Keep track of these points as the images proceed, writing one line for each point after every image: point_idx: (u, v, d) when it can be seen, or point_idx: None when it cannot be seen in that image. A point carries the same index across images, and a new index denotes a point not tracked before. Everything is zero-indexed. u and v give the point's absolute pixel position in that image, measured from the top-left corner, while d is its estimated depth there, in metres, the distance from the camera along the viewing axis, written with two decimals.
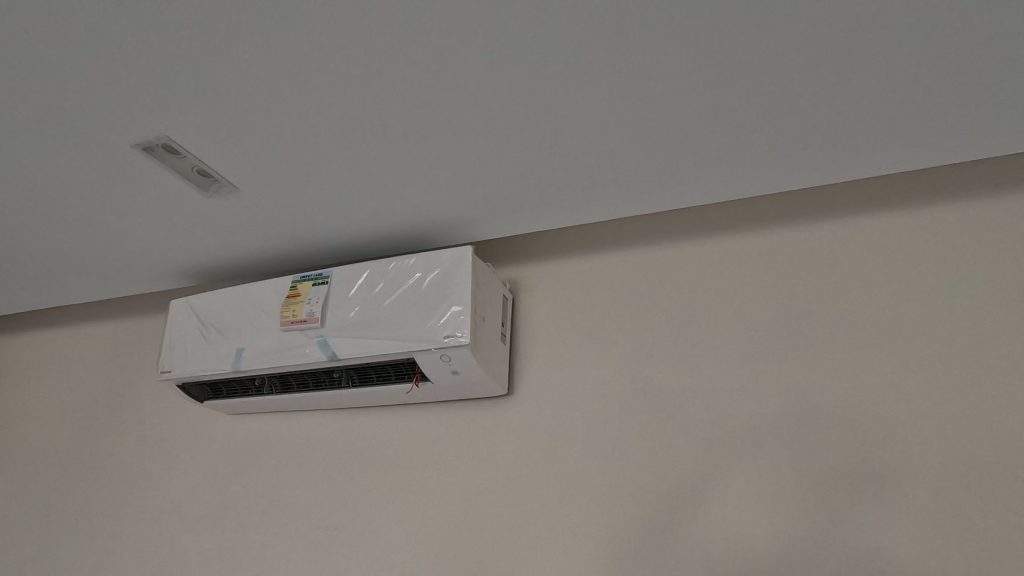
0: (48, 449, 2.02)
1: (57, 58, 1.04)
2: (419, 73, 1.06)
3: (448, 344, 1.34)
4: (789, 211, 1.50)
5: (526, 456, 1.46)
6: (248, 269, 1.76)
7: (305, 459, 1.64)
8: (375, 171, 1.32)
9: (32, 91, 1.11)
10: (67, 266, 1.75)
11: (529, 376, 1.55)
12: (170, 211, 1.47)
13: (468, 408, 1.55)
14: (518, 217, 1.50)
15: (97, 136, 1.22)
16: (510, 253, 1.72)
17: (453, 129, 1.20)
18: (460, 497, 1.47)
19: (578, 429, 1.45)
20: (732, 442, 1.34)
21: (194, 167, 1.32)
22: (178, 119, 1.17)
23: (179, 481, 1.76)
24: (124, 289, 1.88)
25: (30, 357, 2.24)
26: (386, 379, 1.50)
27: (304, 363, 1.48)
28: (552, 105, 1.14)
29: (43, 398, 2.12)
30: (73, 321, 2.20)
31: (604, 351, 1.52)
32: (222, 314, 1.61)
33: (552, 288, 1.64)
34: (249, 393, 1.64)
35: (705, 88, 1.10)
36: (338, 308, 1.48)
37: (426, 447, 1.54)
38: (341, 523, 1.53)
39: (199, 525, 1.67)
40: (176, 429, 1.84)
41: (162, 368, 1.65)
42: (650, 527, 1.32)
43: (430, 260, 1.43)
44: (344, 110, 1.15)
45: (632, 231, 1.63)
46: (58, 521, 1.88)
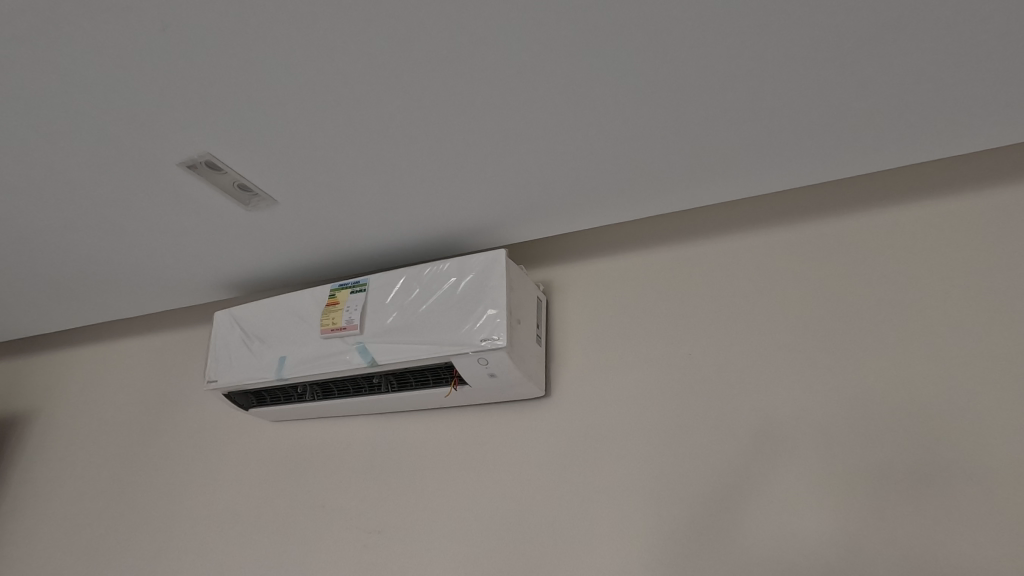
0: (103, 458, 2.10)
1: (109, 83, 1.09)
2: (449, 79, 1.08)
3: (485, 347, 1.35)
4: (824, 203, 1.48)
5: (565, 457, 1.46)
6: (287, 279, 1.81)
7: (348, 464, 1.67)
8: (409, 179, 1.35)
9: (83, 115, 1.17)
10: (116, 282, 1.82)
11: (566, 377, 1.55)
12: (212, 225, 1.52)
13: (506, 411, 1.56)
14: (550, 219, 1.50)
15: (144, 155, 1.27)
16: (542, 255, 1.73)
17: (485, 134, 1.21)
18: (501, 499, 1.48)
19: (617, 429, 1.45)
20: (777, 439, 1.31)
21: (235, 182, 1.36)
22: (220, 136, 1.21)
23: (227, 488, 1.82)
24: (170, 302, 1.95)
25: (83, 369, 2.34)
26: (425, 383, 1.51)
27: (344, 370, 1.51)
28: (583, 106, 1.14)
29: (97, 408, 2.22)
30: (123, 335, 2.30)
31: (641, 350, 1.51)
32: (264, 323, 1.66)
33: (585, 289, 1.64)
34: (291, 400, 1.68)
35: (737, 82, 1.08)
36: (375, 315, 1.51)
37: (465, 450, 1.56)
38: (383, 526, 1.55)
39: (247, 530, 1.72)
40: (223, 436, 1.90)
41: (209, 378, 1.70)
42: (694, 526, 1.30)
43: (464, 265, 1.44)
44: (378, 120, 1.17)
45: (664, 228, 1.62)
46: (114, 528, 1.95)
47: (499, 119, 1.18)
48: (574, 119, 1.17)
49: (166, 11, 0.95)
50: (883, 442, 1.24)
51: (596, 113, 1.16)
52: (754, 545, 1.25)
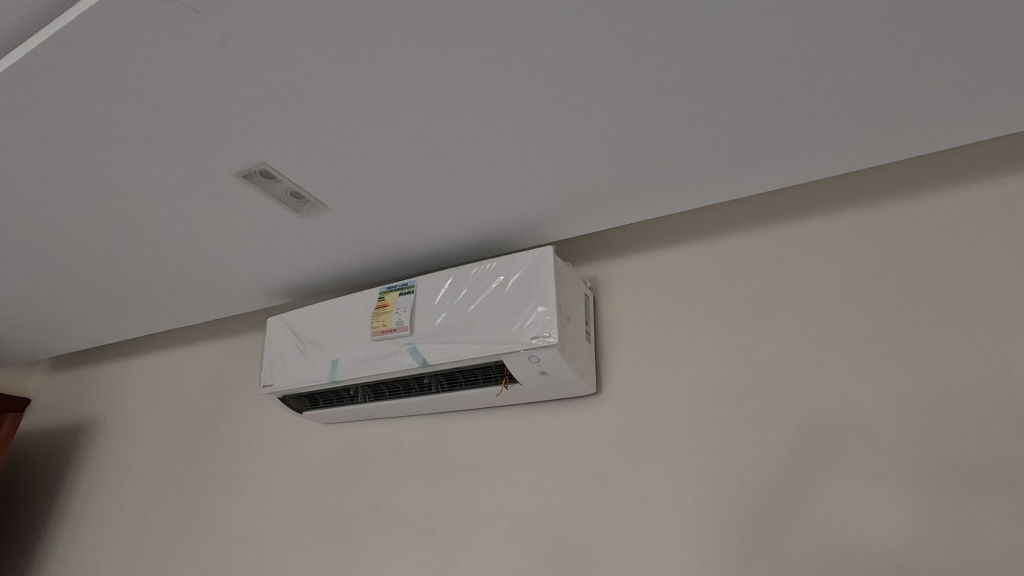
0: (165, 461, 2.19)
1: (171, 98, 1.13)
2: (496, 77, 1.08)
3: (537, 345, 1.34)
4: (883, 187, 1.42)
5: (617, 455, 1.44)
6: (337, 284, 1.85)
7: (400, 464, 1.70)
8: (456, 180, 1.36)
9: (146, 130, 1.21)
10: (175, 291, 1.89)
11: (616, 374, 1.53)
12: (266, 233, 1.56)
13: (556, 408, 1.56)
14: (595, 215, 1.49)
15: (203, 167, 1.31)
16: (587, 252, 1.72)
17: (532, 132, 1.21)
18: (553, 497, 1.47)
19: (670, 425, 1.42)
20: (842, 432, 1.26)
21: (287, 189, 1.39)
22: (274, 145, 1.25)
23: (283, 489, 1.86)
24: (225, 309, 2.01)
25: (144, 376, 2.44)
26: (475, 383, 1.52)
27: (396, 371, 1.53)
28: (631, 99, 1.12)
29: (158, 413, 2.31)
30: (181, 343, 2.39)
31: (691, 344, 1.48)
32: (316, 327, 1.70)
33: (631, 284, 1.62)
34: (344, 402, 1.71)
35: (793, 66, 1.05)
36: (425, 316, 1.52)
37: (515, 449, 1.56)
38: (437, 526, 1.56)
39: (304, 530, 1.76)
40: (278, 439, 1.95)
41: (265, 382, 1.75)
42: (753, 523, 1.26)
43: (511, 263, 1.45)
44: (426, 122, 1.18)
45: (710, 220, 1.59)
46: (176, 529, 2.02)
47: (546, 116, 1.17)
48: (622, 113, 1.16)
49: (225, 25, 0.98)
50: (959, 434, 1.17)
51: (645, 106, 1.14)
52: (819, 543, 1.20)
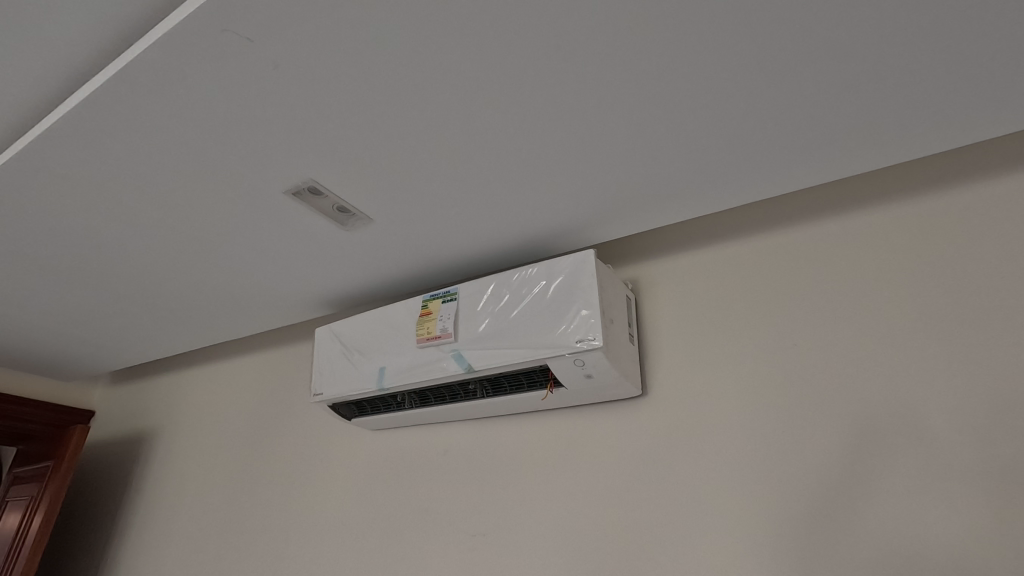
0: (220, 468, 2.28)
1: (224, 122, 1.18)
2: (534, 87, 1.09)
3: (582, 349, 1.35)
4: (934, 176, 1.37)
5: (664, 456, 1.43)
6: (381, 293, 1.90)
7: (448, 467, 1.73)
8: (497, 189, 1.38)
9: (203, 154, 1.27)
10: (228, 305, 1.97)
11: (660, 374, 1.53)
12: (313, 246, 1.62)
13: (601, 410, 1.56)
14: (635, 217, 1.49)
15: (256, 186, 1.37)
16: (626, 253, 1.73)
17: (572, 138, 1.22)
18: (601, 498, 1.47)
19: (718, 425, 1.40)
20: (900, 430, 1.22)
21: (334, 204, 1.44)
22: (321, 162, 1.29)
23: (335, 494, 1.92)
24: (275, 321, 2.09)
25: (199, 387, 2.55)
26: (520, 387, 1.53)
27: (442, 378, 1.56)
28: (672, 100, 1.12)
29: (213, 422, 2.40)
30: (233, 354, 2.49)
31: (737, 343, 1.46)
32: (362, 336, 1.74)
33: (673, 284, 1.61)
34: (391, 408, 1.75)
35: (838, 60, 1.02)
36: (468, 322, 1.55)
37: (561, 451, 1.57)
38: (486, 529, 1.58)
39: (356, 534, 1.80)
40: (329, 445, 2.01)
41: (314, 391, 1.80)
42: (808, 523, 1.23)
43: (553, 268, 1.46)
44: (468, 134, 1.20)
45: (752, 217, 1.57)
46: (233, 534, 2.10)
47: (586, 121, 1.17)
48: (663, 115, 1.15)
49: (277, 52, 1.02)
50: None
51: (688, 106, 1.13)
52: (879, 543, 1.16)
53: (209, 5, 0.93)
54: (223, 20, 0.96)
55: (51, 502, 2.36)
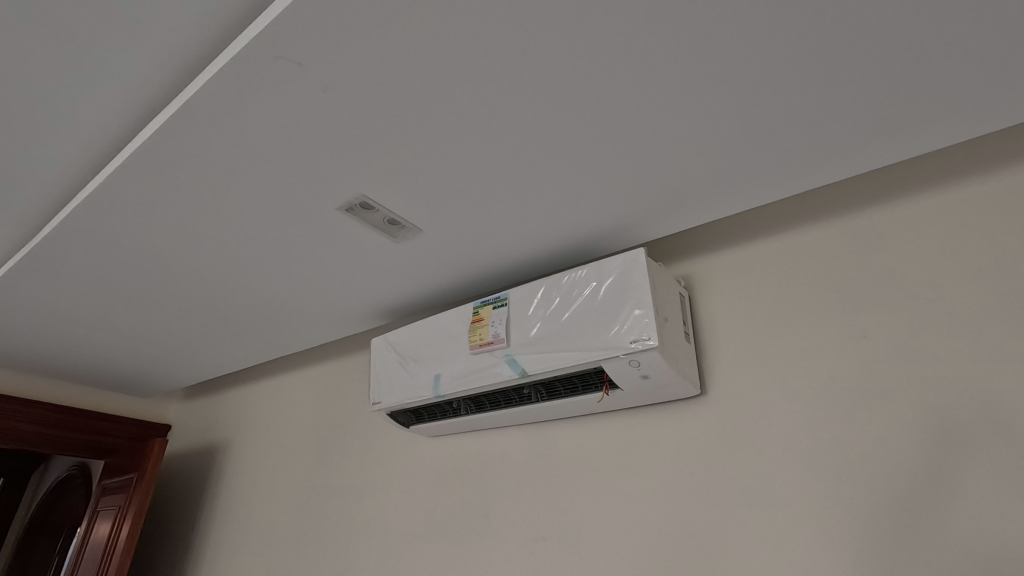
0: (288, 476, 2.37)
1: (280, 146, 1.23)
2: (576, 89, 1.08)
3: (636, 349, 1.32)
4: (1013, 148, 1.27)
5: (727, 455, 1.39)
6: (434, 302, 1.94)
7: (506, 471, 1.74)
8: (543, 193, 1.38)
9: (261, 177, 1.33)
10: (289, 320, 2.06)
11: (719, 372, 1.48)
12: (367, 259, 1.66)
13: (659, 411, 1.53)
14: (685, 212, 1.45)
15: (312, 205, 1.42)
16: (678, 250, 1.70)
17: (618, 138, 1.21)
18: (663, 500, 1.43)
19: (784, 423, 1.34)
20: (989, 424, 1.12)
21: (385, 218, 1.48)
22: (371, 178, 1.33)
23: (398, 500, 1.96)
24: (333, 333, 2.16)
25: (265, 399, 2.67)
26: (575, 390, 1.53)
27: (496, 383, 1.57)
28: (721, 92, 1.08)
29: (279, 432, 2.51)
30: (296, 366, 2.59)
31: (801, 337, 1.40)
32: (417, 345, 1.78)
33: (728, 279, 1.56)
34: (447, 415, 1.78)
35: (898, 37, 0.96)
36: (520, 327, 1.55)
37: (620, 453, 1.55)
38: (548, 533, 1.58)
39: (420, 539, 1.83)
40: (389, 452, 2.06)
41: (373, 400, 1.85)
42: (889, 524, 1.16)
43: (603, 269, 1.45)
44: (512, 140, 1.21)
45: (810, 205, 1.50)
46: (302, 540, 2.17)
47: (631, 119, 1.15)
48: (711, 108, 1.12)
49: (325, 75, 1.06)
50: None
51: (737, 97, 1.09)
52: (971, 545, 1.07)
53: (262, 35, 0.98)
54: (274, 49, 1.00)
55: (136, 511, 2.52)
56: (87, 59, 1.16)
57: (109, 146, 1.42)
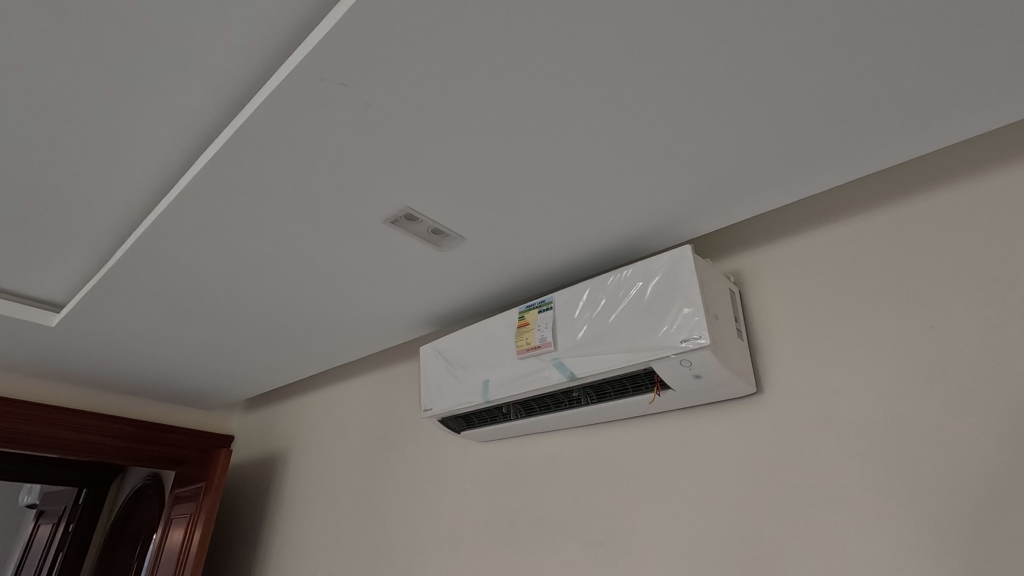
0: (345, 482, 2.44)
1: (327, 164, 1.28)
2: (615, 89, 1.07)
3: (687, 348, 1.29)
4: None
5: (787, 454, 1.34)
6: (479, 308, 1.95)
7: (559, 474, 1.73)
8: (584, 195, 1.37)
9: (310, 195, 1.38)
10: (340, 331, 2.12)
11: (775, 369, 1.43)
12: (413, 269, 1.70)
13: (714, 411, 1.49)
14: (732, 207, 1.42)
15: (359, 219, 1.47)
16: (726, 245, 1.66)
17: (659, 136, 1.19)
18: (721, 503, 1.39)
19: (847, 420, 1.28)
20: None
21: (429, 228, 1.51)
22: (414, 189, 1.36)
23: (452, 505, 1.98)
24: (383, 342, 2.21)
25: (321, 408, 2.76)
26: (626, 392, 1.51)
27: (545, 387, 1.57)
28: (766, 83, 1.05)
29: (335, 440, 2.59)
30: (349, 376, 2.67)
31: (862, 329, 1.33)
32: (464, 351, 1.80)
33: (781, 272, 1.51)
34: (497, 419, 1.79)
35: (959, 11, 0.91)
36: (567, 330, 1.55)
37: (674, 454, 1.52)
38: (603, 538, 1.56)
39: (475, 543, 1.85)
40: (442, 458, 2.09)
41: (424, 407, 1.88)
42: (972, 528, 1.08)
43: (649, 268, 1.43)
44: (552, 144, 1.21)
45: (865, 191, 1.44)
46: (360, 545, 2.23)
47: (673, 116, 1.13)
48: (756, 99, 1.09)
49: (368, 93, 1.09)
50: None
51: (784, 86, 1.06)
52: None
53: (309, 59, 1.02)
54: (321, 71, 1.04)
55: (206, 518, 2.64)
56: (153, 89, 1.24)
57: (172, 171, 1.51)
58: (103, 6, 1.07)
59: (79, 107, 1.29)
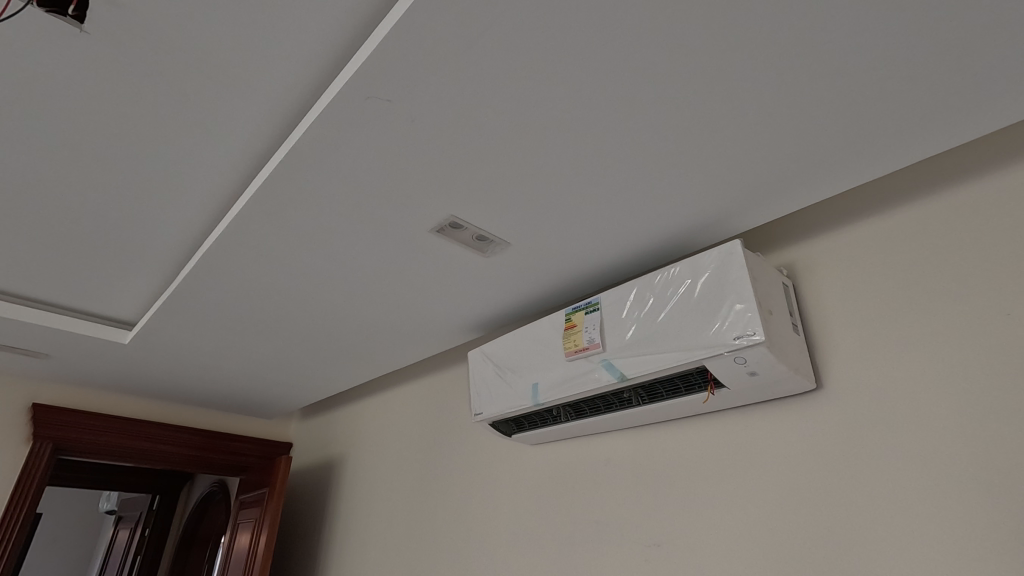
0: (400, 486, 2.49)
1: (375, 178, 1.32)
2: (656, 87, 1.06)
3: (741, 345, 1.26)
4: None
5: (852, 452, 1.28)
6: (526, 311, 1.97)
7: (613, 476, 1.73)
8: (628, 195, 1.36)
9: (359, 208, 1.43)
10: (391, 338, 2.18)
11: (835, 364, 1.38)
12: (459, 276, 1.73)
13: (771, 407, 1.45)
14: (782, 199, 1.38)
15: (407, 230, 1.51)
16: (777, 237, 1.61)
17: (703, 132, 1.17)
18: (783, 503, 1.35)
19: (917, 415, 1.22)
20: None
21: (474, 235, 1.53)
22: (459, 198, 1.38)
23: (506, 507, 2.00)
24: (432, 348, 2.26)
25: (374, 413, 2.84)
26: (678, 392, 1.49)
27: (595, 388, 1.56)
28: (815, 70, 1.02)
29: (389, 444, 2.65)
30: (401, 382, 2.74)
31: (929, 320, 1.26)
32: (512, 355, 1.82)
33: (837, 263, 1.46)
34: (548, 422, 1.80)
35: None
36: (615, 330, 1.54)
37: (731, 453, 1.48)
38: (661, 539, 1.54)
39: (531, 544, 1.86)
40: (494, 460, 2.12)
41: (475, 411, 1.91)
42: None
43: (697, 265, 1.41)
44: (594, 146, 1.21)
45: (926, 175, 1.37)
46: (418, 547, 2.27)
47: (719, 110, 1.11)
48: (805, 88, 1.06)
49: (412, 107, 1.12)
50: None
51: (834, 72, 1.02)
52: None
53: (356, 78, 1.06)
54: (367, 89, 1.08)
55: (270, 523, 2.75)
56: (212, 116, 1.32)
57: (230, 192, 1.59)
58: (166, 42, 1.14)
59: (145, 137, 1.38)
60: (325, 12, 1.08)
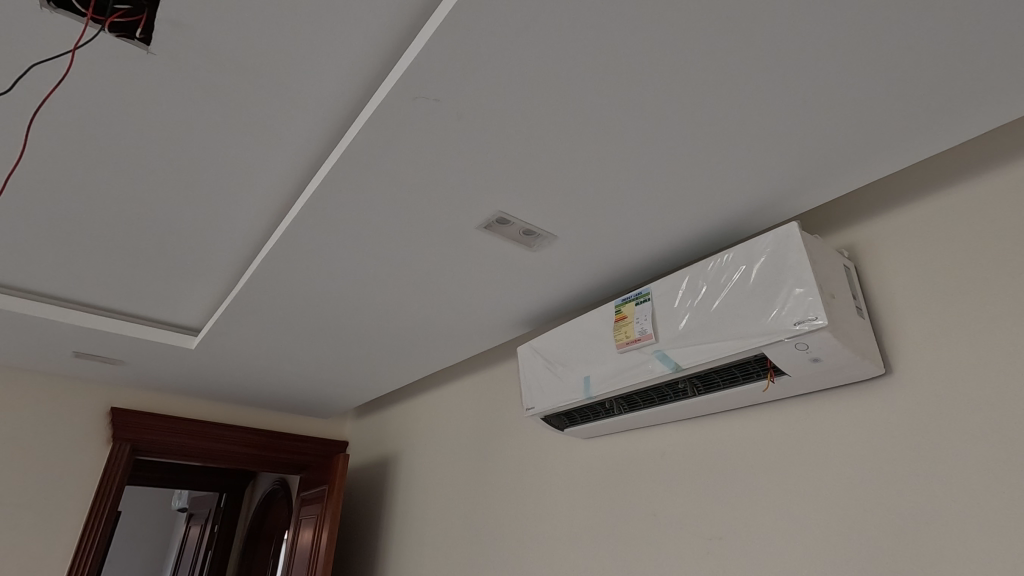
0: (455, 481, 2.53)
1: (423, 178, 1.34)
2: (704, 70, 1.04)
3: (803, 331, 1.22)
4: None
5: (927, 439, 1.22)
6: (575, 304, 1.96)
7: (671, 468, 1.70)
8: (678, 182, 1.34)
9: (409, 208, 1.46)
10: (442, 336, 2.22)
11: (905, 347, 1.31)
12: (507, 271, 1.74)
13: (837, 395, 1.40)
14: (840, 178, 1.32)
15: (456, 228, 1.53)
16: (837, 218, 1.55)
17: (755, 113, 1.13)
18: (852, 492, 1.30)
19: (998, 400, 1.14)
20: None
21: (522, 229, 1.54)
22: (506, 194, 1.39)
23: (562, 500, 2.01)
24: (482, 344, 2.29)
25: (427, 410, 2.90)
26: (736, 381, 1.46)
27: (649, 379, 1.54)
28: (874, 42, 0.97)
29: (442, 440, 2.70)
30: (452, 379, 2.78)
31: (1009, 297, 1.18)
32: (563, 348, 1.82)
33: (902, 242, 1.39)
34: (601, 415, 1.79)
35: None
36: (668, 321, 1.52)
37: (794, 442, 1.44)
38: (723, 531, 1.50)
39: (588, 537, 1.86)
40: (548, 454, 2.12)
41: (526, 406, 1.91)
42: None
43: (752, 250, 1.37)
44: (642, 133, 1.19)
45: (999, 143, 1.28)
46: (475, 541, 2.30)
47: (773, 88, 1.07)
48: (865, 60, 1.01)
49: (458, 106, 1.14)
50: None
51: (895, 43, 0.97)
52: None
53: (403, 81, 1.08)
54: (414, 90, 1.10)
55: (331, 519, 2.84)
56: (267, 126, 1.37)
57: (286, 198, 1.65)
58: (223, 58, 1.20)
59: (207, 150, 1.45)
60: (373, 17, 1.11)
